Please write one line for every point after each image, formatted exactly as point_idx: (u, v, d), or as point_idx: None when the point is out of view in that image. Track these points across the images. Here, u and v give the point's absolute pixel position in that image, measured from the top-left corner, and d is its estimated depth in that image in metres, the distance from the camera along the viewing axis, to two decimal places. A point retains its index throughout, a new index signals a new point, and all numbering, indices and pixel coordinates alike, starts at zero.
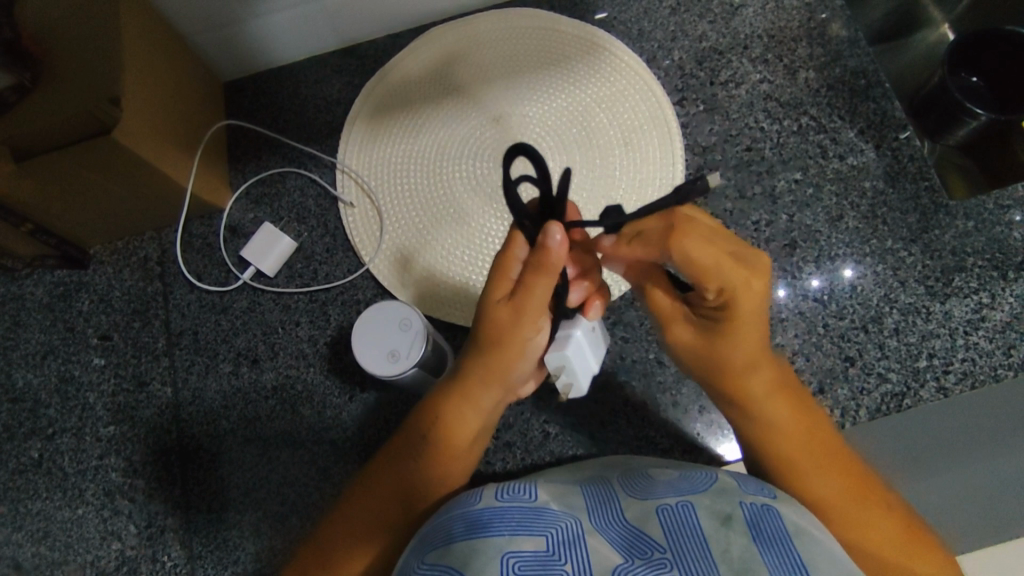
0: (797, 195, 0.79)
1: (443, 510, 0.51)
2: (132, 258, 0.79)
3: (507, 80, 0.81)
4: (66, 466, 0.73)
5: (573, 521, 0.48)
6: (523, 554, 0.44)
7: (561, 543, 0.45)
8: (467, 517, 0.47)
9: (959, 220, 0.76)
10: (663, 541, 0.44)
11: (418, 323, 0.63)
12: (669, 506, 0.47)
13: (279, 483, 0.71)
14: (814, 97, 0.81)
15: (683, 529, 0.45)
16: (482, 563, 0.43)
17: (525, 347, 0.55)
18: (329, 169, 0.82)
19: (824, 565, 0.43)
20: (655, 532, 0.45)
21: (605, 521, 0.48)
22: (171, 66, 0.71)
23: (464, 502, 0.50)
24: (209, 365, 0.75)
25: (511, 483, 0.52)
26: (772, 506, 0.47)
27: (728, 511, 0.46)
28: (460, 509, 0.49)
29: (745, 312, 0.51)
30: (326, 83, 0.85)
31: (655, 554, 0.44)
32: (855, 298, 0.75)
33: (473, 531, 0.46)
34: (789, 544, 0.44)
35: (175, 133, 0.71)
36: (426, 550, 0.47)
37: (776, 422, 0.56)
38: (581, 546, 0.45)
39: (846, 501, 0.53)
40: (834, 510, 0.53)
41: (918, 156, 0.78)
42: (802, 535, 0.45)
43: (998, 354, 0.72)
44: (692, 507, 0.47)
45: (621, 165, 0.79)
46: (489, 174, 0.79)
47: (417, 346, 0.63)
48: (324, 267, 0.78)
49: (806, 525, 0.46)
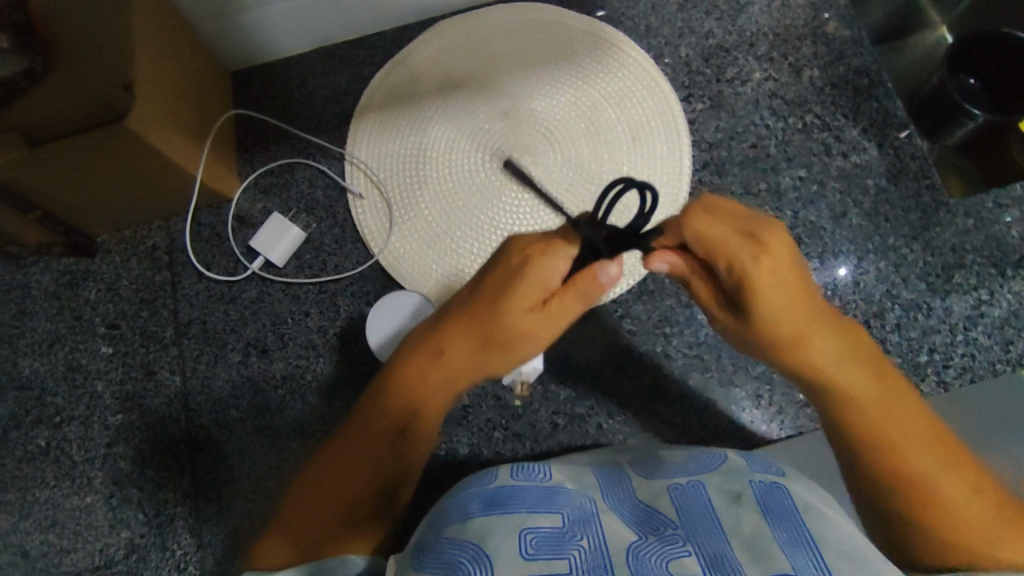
0: (801, 192, 0.80)
1: (457, 489, 0.52)
2: (140, 247, 0.79)
3: (516, 75, 0.82)
4: (74, 454, 0.73)
5: (587, 500, 0.49)
6: (539, 530, 0.44)
7: (575, 521, 0.45)
8: (483, 495, 0.48)
9: (959, 218, 0.77)
10: (675, 518, 0.46)
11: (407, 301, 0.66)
12: (679, 487, 0.49)
13: (288, 472, 0.72)
14: (818, 96, 0.83)
15: (693, 508, 0.46)
16: (498, 534, 0.43)
17: (518, 345, 0.55)
18: (338, 161, 0.82)
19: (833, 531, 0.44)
20: (667, 510, 0.47)
21: (617, 501, 0.49)
22: (180, 55, 0.71)
23: (480, 482, 0.51)
24: (217, 354, 0.75)
25: (526, 466, 0.53)
26: (780, 484, 0.49)
27: (737, 490, 0.48)
28: (475, 489, 0.50)
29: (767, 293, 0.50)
30: (334, 76, 0.85)
31: (667, 530, 0.44)
32: (857, 293, 0.76)
33: (490, 507, 0.46)
34: (797, 516, 0.45)
35: (185, 122, 0.71)
36: (443, 526, 0.47)
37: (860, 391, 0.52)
38: (597, 522, 0.45)
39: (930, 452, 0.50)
40: (933, 490, 0.49)
41: (919, 155, 0.80)
42: (811, 510, 0.46)
43: (996, 349, 0.74)
44: (701, 487, 0.49)
45: (629, 159, 0.80)
46: (497, 167, 0.80)
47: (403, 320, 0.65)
48: (333, 258, 0.78)
49: (813, 501, 0.47)
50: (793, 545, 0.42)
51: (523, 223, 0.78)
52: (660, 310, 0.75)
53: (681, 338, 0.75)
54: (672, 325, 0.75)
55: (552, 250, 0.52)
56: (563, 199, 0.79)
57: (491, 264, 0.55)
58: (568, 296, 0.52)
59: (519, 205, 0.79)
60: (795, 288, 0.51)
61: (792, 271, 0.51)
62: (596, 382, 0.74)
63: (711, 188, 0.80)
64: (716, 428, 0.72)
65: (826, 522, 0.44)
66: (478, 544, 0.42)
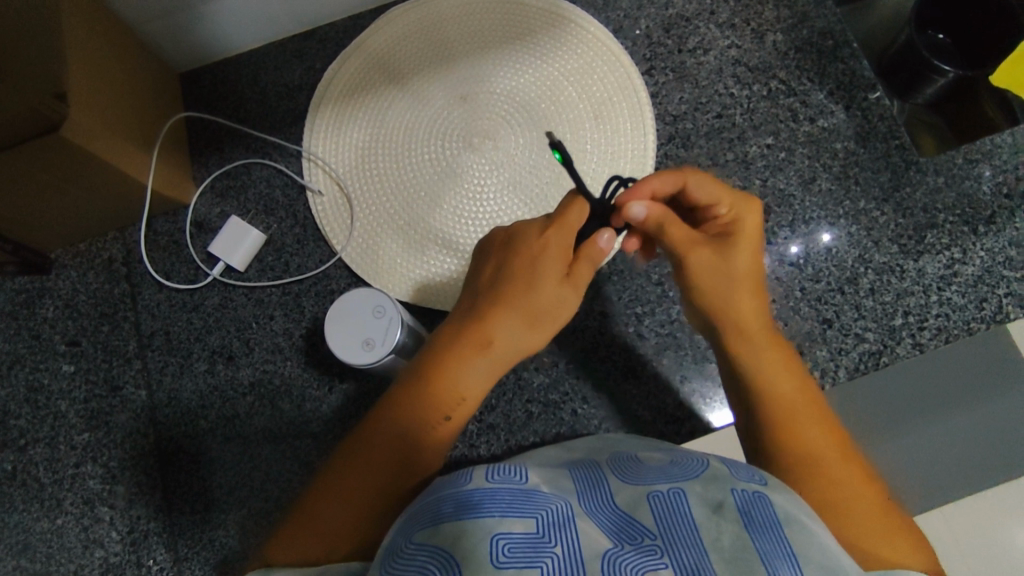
0: (768, 160, 0.78)
1: (429, 491, 0.50)
2: (96, 260, 0.77)
3: (472, 58, 0.79)
4: (41, 476, 0.71)
5: (563, 503, 0.48)
6: (513, 535, 0.43)
7: (550, 525, 0.44)
8: (458, 497, 0.46)
9: (929, 176, 0.76)
10: (653, 527, 0.45)
11: (365, 301, 0.60)
12: (660, 493, 0.47)
13: (262, 479, 0.70)
14: (783, 61, 0.81)
15: (674, 516, 0.45)
16: (471, 544, 0.42)
17: (555, 310, 0.58)
18: (296, 158, 0.79)
19: (816, 553, 0.43)
20: (645, 518, 0.45)
21: (594, 505, 0.48)
22: (120, 60, 0.68)
23: (454, 482, 0.49)
24: (183, 365, 0.74)
25: (500, 465, 0.51)
26: (763, 493, 0.48)
27: (720, 498, 0.46)
28: (449, 490, 0.48)
29: (747, 244, 0.58)
30: (286, 70, 0.82)
31: (645, 540, 0.44)
32: (830, 260, 0.75)
33: (464, 512, 0.45)
34: (780, 532, 0.44)
35: (130, 129, 0.68)
36: (415, 529, 0.46)
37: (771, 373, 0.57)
38: (571, 527, 0.45)
39: (830, 456, 0.54)
40: (845, 491, 0.52)
41: (888, 115, 0.78)
42: (794, 521, 0.45)
43: (971, 307, 0.73)
44: (684, 494, 0.47)
45: (593, 138, 0.78)
46: (458, 155, 0.77)
47: (371, 321, 0.59)
48: (295, 258, 0.76)
49: (796, 511, 0.47)
50: (776, 563, 0.42)
51: (490, 209, 0.76)
52: (630, 290, 0.74)
53: (653, 317, 0.73)
54: (644, 304, 0.74)
55: (570, 221, 0.57)
56: (527, 182, 0.77)
57: (517, 245, 0.59)
58: (583, 263, 0.58)
59: (485, 192, 0.77)
60: (761, 252, 0.59)
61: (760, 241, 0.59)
62: (570, 367, 0.73)
63: (677, 162, 0.79)
64: (692, 406, 0.71)
65: (811, 539, 0.44)
66: (452, 555, 0.42)
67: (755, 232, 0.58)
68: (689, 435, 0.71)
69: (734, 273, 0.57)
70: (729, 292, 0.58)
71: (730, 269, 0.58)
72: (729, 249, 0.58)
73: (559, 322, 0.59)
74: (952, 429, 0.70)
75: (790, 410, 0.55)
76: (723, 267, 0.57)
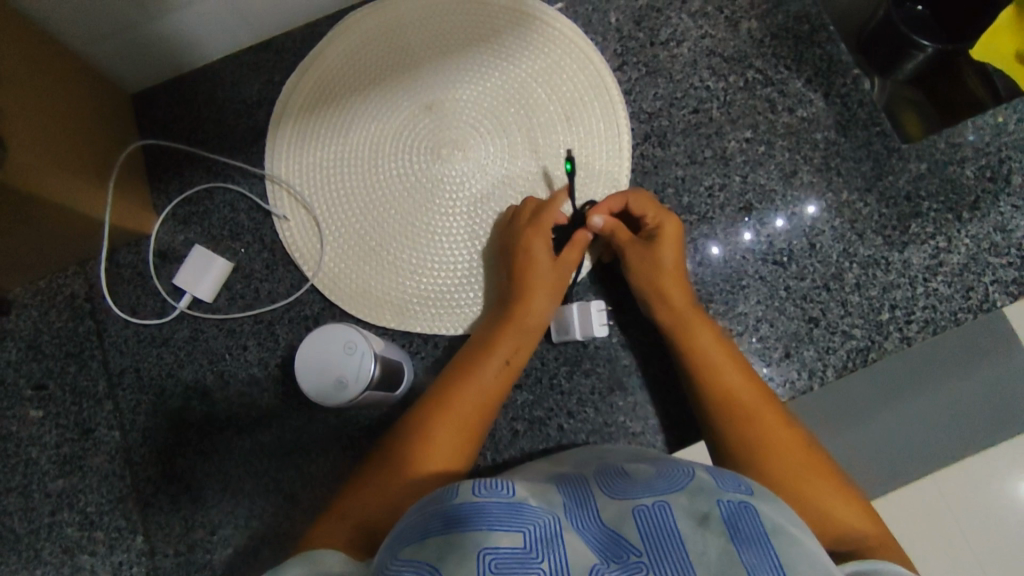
0: (747, 156, 0.76)
1: (417, 504, 0.47)
2: (57, 298, 0.73)
3: (436, 64, 0.76)
4: (18, 526, 0.70)
5: (551, 517, 0.45)
6: (500, 550, 0.41)
7: (538, 540, 0.42)
8: (446, 513, 0.44)
9: (912, 163, 0.74)
10: (638, 543, 0.43)
11: (328, 332, 0.58)
12: (645, 508, 0.46)
13: (246, 516, 0.69)
14: (758, 49, 0.78)
15: (660, 532, 0.44)
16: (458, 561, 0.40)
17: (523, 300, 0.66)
18: (259, 180, 0.76)
19: (802, 566, 0.43)
20: (631, 534, 0.44)
21: (581, 520, 0.46)
22: (63, 90, 0.65)
23: (442, 497, 0.46)
24: (156, 402, 0.71)
25: (489, 477, 0.48)
26: (750, 504, 0.47)
27: (704, 510, 0.45)
28: (437, 506, 0.45)
29: (672, 242, 0.68)
30: (242, 85, 0.78)
31: (630, 557, 0.42)
32: (814, 256, 0.73)
33: (452, 527, 0.42)
34: (767, 545, 0.43)
35: (81, 164, 0.65)
36: (402, 545, 0.44)
37: (714, 359, 0.64)
38: (559, 543, 0.43)
39: (773, 433, 0.60)
40: (796, 464, 0.58)
41: (868, 100, 0.76)
42: (780, 534, 0.45)
43: (958, 298, 0.72)
44: (669, 507, 0.46)
45: (566, 142, 0.75)
46: (429, 168, 0.75)
47: (344, 350, 0.57)
48: (265, 285, 0.74)
49: (782, 522, 0.46)
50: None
51: (464, 224, 0.74)
52: (612, 299, 0.72)
53: (637, 325, 0.72)
54: (627, 313, 0.72)
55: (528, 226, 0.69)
56: (500, 193, 0.74)
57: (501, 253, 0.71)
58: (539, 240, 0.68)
59: (458, 207, 0.74)
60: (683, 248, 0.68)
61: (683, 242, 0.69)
62: (555, 380, 0.71)
63: (655, 162, 0.76)
64: (680, 415, 0.70)
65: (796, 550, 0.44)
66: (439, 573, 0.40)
67: (676, 234, 0.68)
68: (677, 443, 0.70)
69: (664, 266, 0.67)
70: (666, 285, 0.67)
71: (659, 269, 0.67)
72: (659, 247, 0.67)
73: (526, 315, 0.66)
74: (942, 397, 0.72)
75: (738, 398, 0.62)
76: (656, 262, 0.67)
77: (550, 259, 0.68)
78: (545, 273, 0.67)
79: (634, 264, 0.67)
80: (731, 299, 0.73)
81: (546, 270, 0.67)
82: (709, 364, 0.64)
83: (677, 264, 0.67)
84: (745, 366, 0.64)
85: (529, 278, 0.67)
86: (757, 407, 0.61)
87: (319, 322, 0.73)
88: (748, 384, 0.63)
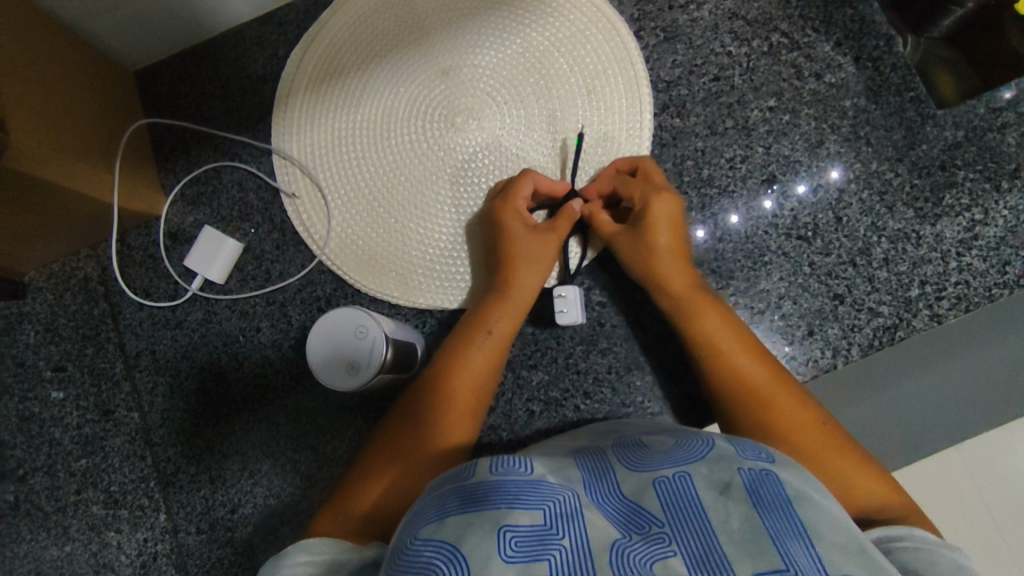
0: (771, 125, 0.72)
1: (432, 484, 0.46)
2: (72, 280, 0.74)
3: (451, 30, 0.73)
4: (45, 505, 0.71)
5: (571, 493, 0.44)
6: (520, 529, 0.39)
7: (558, 516, 0.41)
8: (462, 490, 0.42)
9: (948, 130, 0.70)
10: (660, 514, 0.41)
11: (331, 319, 0.57)
12: (665, 478, 0.44)
13: (264, 495, 0.70)
14: (784, 10, 0.73)
15: (680, 501, 0.42)
16: (477, 538, 0.38)
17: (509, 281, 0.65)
18: (267, 157, 0.75)
19: (828, 530, 0.41)
20: (652, 505, 0.42)
21: (601, 494, 0.45)
22: (65, 68, 0.63)
23: (457, 475, 0.45)
24: (173, 384, 0.72)
25: (505, 454, 0.46)
26: (771, 471, 0.44)
27: (726, 479, 0.43)
28: (452, 484, 0.44)
29: (664, 227, 0.65)
30: (247, 60, 0.76)
31: (652, 528, 0.41)
32: (840, 231, 0.70)
33: (469, 505, 0.40)
34: (791, 509, 0.41)
35: (87, 145, 0.63)
36: (419, 525, 0.41)
37: (722, 338, 0.61)
38: (579, 520, 0.41)
39: (790, 410, 0.57)
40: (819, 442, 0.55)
41: (902, 63, 0.71)
42: (806, 500, 0.42)
43: (993, 273, 0.68)
44: (689, 477, 0.43)
45: (584, 115, 0.72)
46: (442, 137, 0.72)
47: (353, 329, 0.57)
48: (276, 265, 0.73)
49: (807, 488, 0.43)
50: (789, 540, 0.39)
51: (477, 198, 0.72)
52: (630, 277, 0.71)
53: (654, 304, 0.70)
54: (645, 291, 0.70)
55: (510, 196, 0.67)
56: (514, 167, 0.72)
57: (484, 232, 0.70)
58: (511, 216, 0.66)
59: (472, 180, 0.72)
60: (680, 229, 0.65)
61: (679, 219, 0.66)
62: (572, 360, 0.70)
63: (674, 133, 0.73)
64: (700, 396, 0.68)
65: (824, 514, 0.42)
66: (461, 555, 0.38)
67: (668, 217, 0.65)
68: (696, 423, 0.69)
69: (657, 246, 0.64)
70: (663, 265, 0.64)
71: (652, 249, 0.65)
72: (650, 228, 0.65)
73: (512, 294, 0.65)
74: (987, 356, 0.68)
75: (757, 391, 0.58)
76: (644, 243, 0.65)
77: (525, 230, 0.66)
78: (524, 243, 0.65)
79: (626, 250, 0.66)
80: (753, 275, 0.71)
81: (524, 240, 0.65)
82: (722, 353, 0.61)
83: (671, 245, 0.65)
84: (765, 357, 0.61)
85: (510, 252, 0.66)
86: (773, 383, 0.58)
87: (331, 303, 0.73)
88: (757, 370, 0.59)
